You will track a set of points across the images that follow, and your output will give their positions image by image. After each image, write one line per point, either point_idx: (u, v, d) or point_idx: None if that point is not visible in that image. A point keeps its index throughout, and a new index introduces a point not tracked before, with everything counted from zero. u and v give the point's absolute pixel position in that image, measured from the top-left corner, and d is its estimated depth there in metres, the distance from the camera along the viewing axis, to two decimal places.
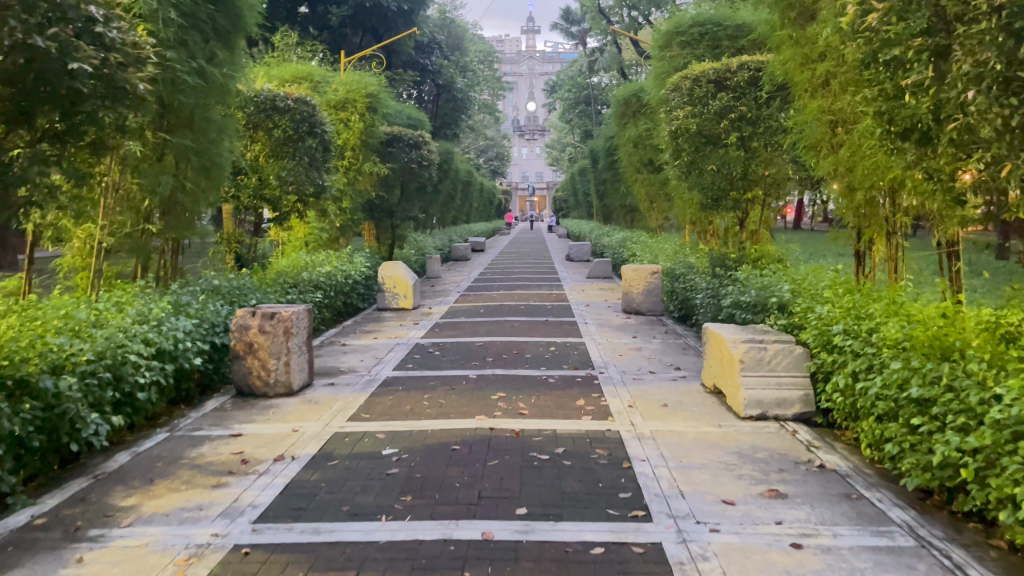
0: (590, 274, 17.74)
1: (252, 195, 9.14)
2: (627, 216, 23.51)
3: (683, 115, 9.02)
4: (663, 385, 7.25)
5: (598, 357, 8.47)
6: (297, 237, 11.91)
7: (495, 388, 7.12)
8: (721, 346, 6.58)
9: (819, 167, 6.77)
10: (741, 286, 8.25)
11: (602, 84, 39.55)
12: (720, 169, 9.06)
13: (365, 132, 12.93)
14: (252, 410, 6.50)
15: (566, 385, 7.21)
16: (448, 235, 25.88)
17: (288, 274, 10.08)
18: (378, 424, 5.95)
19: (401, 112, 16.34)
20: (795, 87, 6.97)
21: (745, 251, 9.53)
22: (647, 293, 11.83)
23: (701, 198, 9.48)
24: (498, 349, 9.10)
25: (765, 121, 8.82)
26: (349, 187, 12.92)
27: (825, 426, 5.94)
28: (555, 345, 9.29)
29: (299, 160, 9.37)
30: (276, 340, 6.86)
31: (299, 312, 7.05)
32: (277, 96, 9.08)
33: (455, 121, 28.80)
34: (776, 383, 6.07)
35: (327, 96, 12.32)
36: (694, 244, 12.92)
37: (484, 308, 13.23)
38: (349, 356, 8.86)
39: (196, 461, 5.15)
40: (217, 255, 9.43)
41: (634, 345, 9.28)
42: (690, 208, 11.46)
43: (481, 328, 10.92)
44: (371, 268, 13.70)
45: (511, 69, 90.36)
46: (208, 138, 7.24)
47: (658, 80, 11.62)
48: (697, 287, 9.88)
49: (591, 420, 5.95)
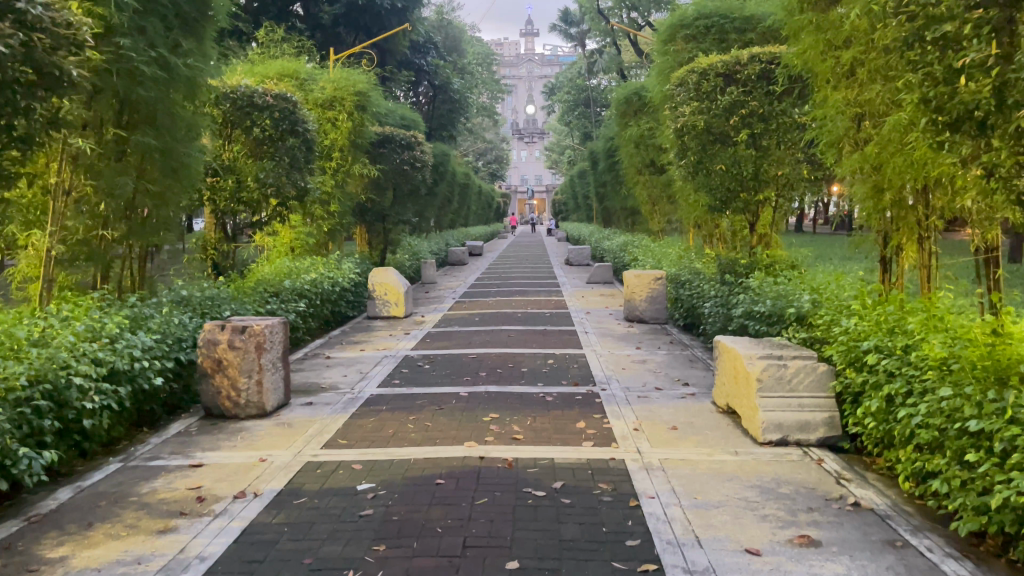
0: (590, 280, 17.16)
1: (229, 199, 8.55)
2: (628, 220, 22.91)
3: (690, 112, 8.44)
4: (670, 404, 6.65)
5: (599, 372, 7.87)
6: (283, 242, 11.32)
7: (487, 408, 6.51)
8: (735, 362, 5.99)
9: (842, 166, 6.19)
10: (754, 294, 7.64)
11: (601, 86, 39.02)
12: (730, 169, 8.47)
13: (354, 131, 12.34)
14: (220, 435, 5.88)
15: (565, 405, 6.61)
16: (445, 239, 25.30)
17: (271, 282, 9.48)
18: (355, 452, 5.34)
19: (393, 112, 15.76)
20: (815, 80, 6.41)
21: (756, 257, 8.93)
22: (651, 301, 11.24)
23: (709, 200, 8.88)
24: (493, 362, 8.50)
25: (779, 117, 8.23)
26: (338, 190, 12.33)
27: (852, 452, 5.33)
28: (554, 358, 8.68)
29: (279, 160, 8.77)
30: (248, 357, 6.27)
31: (272, 325, 6.43)
32: (255, 92, 8.49)
33: (452, 122, 28.23)
34: (797, 405, 5.47)
35: (314, 94, 11.73)
36: (700, 249, 12.31)
37: (480, 316, 12.62)
38: (332, 370, 8.25)
39: (146, 499, 4.55)
40: (193, 263, 8.84)
41: (638, 358, 8.67)
42: (696, 211, 10.85)
43: (476, 338, 10.32)
44: (361, 275, 13.10)
45: (510, 72, 89.85)
46: (175, 136, 6.66)
47: (661, 77, 11.02)
48: (704, 295, 9.28)
49: (593, 447, 5.35)
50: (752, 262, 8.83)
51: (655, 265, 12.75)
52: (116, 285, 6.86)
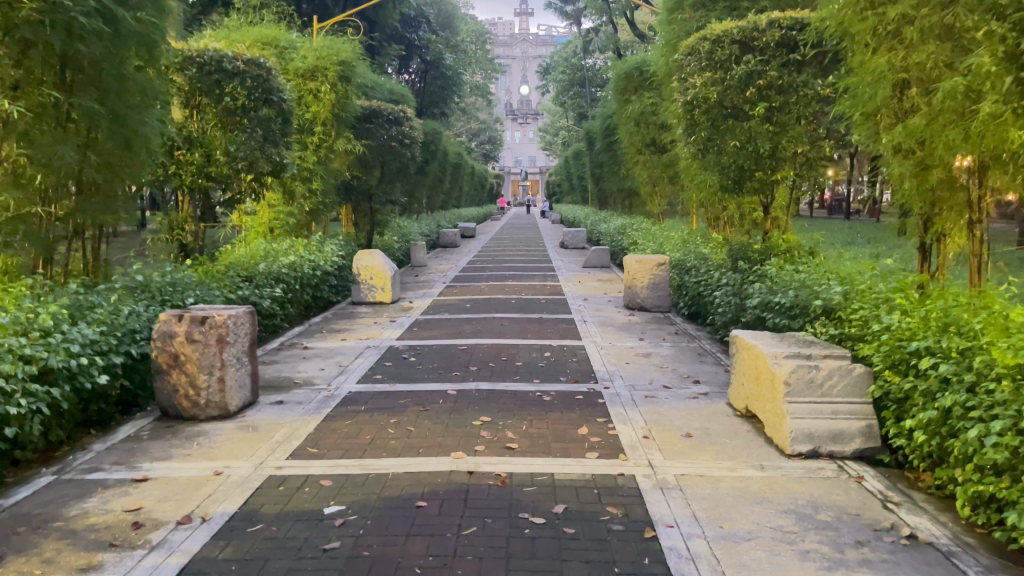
0: (587, 265, 16.48)
1: (197, 174, 7.78)
2: (624, 202, 22.16)
3: (701, 83, 7.71)
4: (681, 405, 5.98)
5: (601, 367, 7.20)
6: (262, 222, 10.67)
7: (477, 409, 5.83)
8: (759, 362, 5.31)
9: (879, 143, 5.53)
10: (771, 284, 6.96)
11: (596, 65, 38.20)
12: (744, 146, 7.74)
13: (338, 104, 11.57)
14: (174, 440, 5.19)
15: (565, 406, 5.93)
16: (436, 220, 24.55)
17: (244, 266, 8.75)
18: (325, 464, 4.65)
19: (382, 87, 14.99)
20: (850, 45, 5.71)
21: (771, 242, 8.23)
22: (653, 287, 10.57)
23: (720, 181, 8.11)
24: (485, 354, 7.81)
25: (799, 88, 7.53)
26: (321, 166, 11.58)
27: (893, 467, 4.68)
28: (551, 350, 7.99)
29: (252, 131, 8.01)
30: (208, 352, 5.57)
31: (237, 316, 5.74)
32: (225, 56, 7.71)
33: (444, 100, 27.40)
34: (830, 412, 4.81)
35: (295, 64, 10.96)
36: (704, 233, 11.62)
37: (472, 302, 11.92)
38: (309, 363, 7.55)
39: (73, 525, 3.85)
40: (158, 244, 8.09)
41: (642, 351, 7.99)
42: (704, 193, 10.14)
43: (466, 327, 9.62)
44: (346, 257, 12.37)
45: (504, 51, 88.66)
46: (127, 102, 5.95)
47: (667, 47, 10.28)
48: (714, 283, 8.61)
49: (598, 460, 4.68)
50: (766, 247, 8.13)
51: (657, 250, 12.05)
52: (62, 269, 6.15)
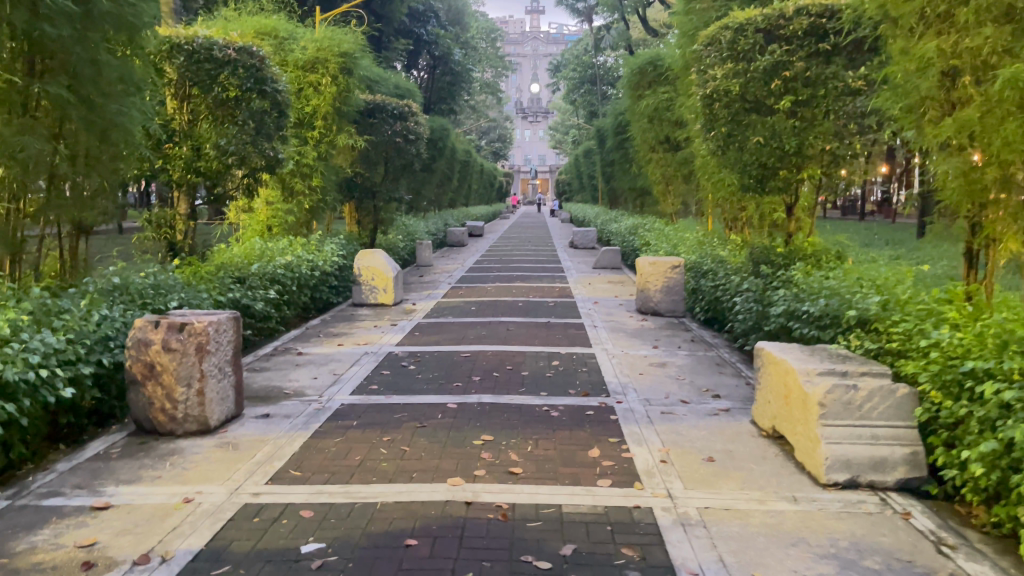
0: (597, 266, 15.99)
1: (186, 168, 7.31)
2: (636, 202, 21.65)
3: (723, 74, 7.21)
4: (701, 423, 5.50)
5: (613, 378, 6.72)
6: (259, 220, 10.53)
7: (478, 426, 5.35)
8: (789, 379, 4.81)
9: (925, 138, 5.01)
10: (798, 291, 6.46)
11: (607, 63, 37.68)
12: (768, 142, 7.23)
13: (339, 97, 11.11)
14: (147, 459, 4.73)
15: (573, 423, 5.45)
16: (443, 219, 24.08)
17: (236, 266, 8.31)
18: (308, 491, 4.18)
19: (388, 81, 14.53)
20: (890, 30, 5.22)
21: (796, 245, 7.73)
22: (667, 291, 10.07)
23: (741, 180, 7.61)
24: (489, 363, 7.33)
25: (829, 80, 7.02)
26: (322, 162, 11.13)
27: (942, 500, 4.19)
28: (559, 358, 7.51)
29: (243, 124, 7.53)
30: (185, 361, 5.11)
31: (218, 323, 5.29)
32: (215, 43, 7.24)
33: (453, 96, 26.97)
34: (870, 437, 4.32)
35: (295, 55, 10.52)
36: (722, 234, 11.11)
37: (478, 304, 11.45)
38: (301, 371, 7.10)
39: (15, 563, 3.40)
40: (144, 242, 7.66)
41: (657, 360, 7.50)
42: (723, 192, 9.63)
43: (471, 331, 9.15)
44: (347, 257, 11.92)
45: (514, 49, 88.21)
46: (103, 90, 5.56)
47: (684, 39, 9.78)
48: (734, 288, 8.12)
49: (611, 488, 4.20)
50: (790, 250, 7.62)
51: (671, 252, 11.55)
52: (33, 270, 5.77)
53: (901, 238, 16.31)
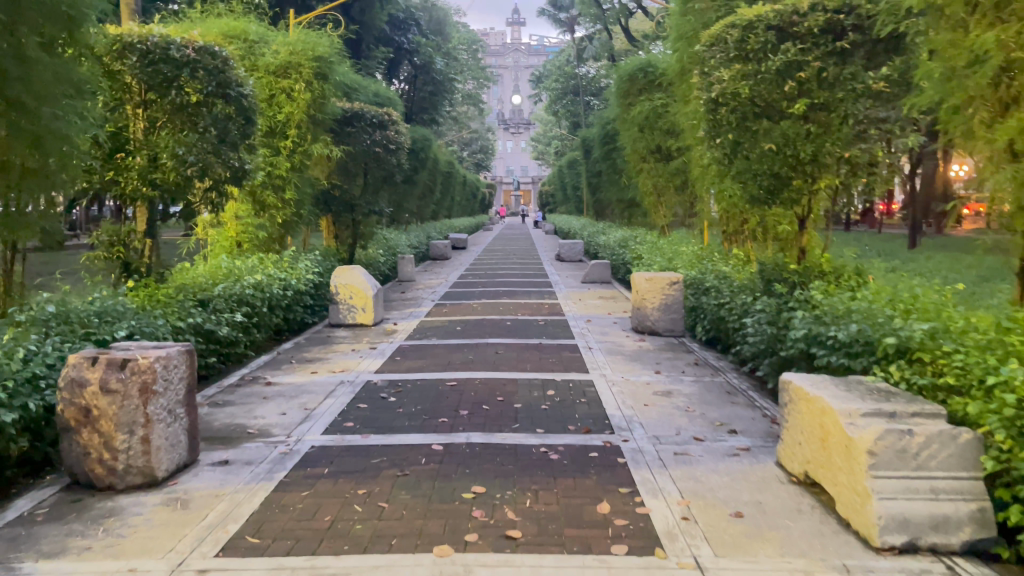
0: (586, 281, 15.39)
1: (139, 181, 6.61)
2: (623, 214, 21.10)
3: (729, 76, 6.64)
4: (720, 466, 4.85)
5: (616, 410, 6.07)
6: (227, 236, 9.73)
7: (467, 474, 4.67)
8: (827, 419, 4.19)
9: (978, 142, 4.41)
10: (819, 313, 5.84)
11: (590, 74, 37.26)
12: (781, 149, 6.64)
13: (314, 103, 10.39)
14: (79, 523, 4.01)
15: (576, 469, 4.78)
16: (426, 231, 23.39)
17: (200, 286, 7.59)
18: (266, 566, 3.48)
19: (367, 89, 13.89)
20: (931, 22, 4.63)
21: (810, 262, 7.10)
22: (665, 309, 9.45)
23: (751, 191, 7.01)
24: (477, 393, 6.65)
25: (847, 81, 6.43)
26: (296, 174, 10.44)
27: (1016, 565, 3.56)
28: (555, 387, 6.85)
29: (205, 131, 6.79)
30: (127, 405, 4.41)
31: (167, 358, 4.59)
32: (172, 42, 6.54)
33: (434, 106, 26.35)
34: (929, 491, 3.70)
35: (265, 59, 9.88)
36: (721, 248, 10.51)
37: (463, 323, 10.77)
38: (269, 405, 6.39)
39: None
40: (94, 262, 6.92)
41: (661, 388, 6.86)
42: (724, 203, 9.03)
43: (456, 355, 8.47)
44: (324, 274, 11.22)
45: (496, 60, 87.90)
46: (36, 92, 4.89)
47: (681, 42, 9.22)
48: (743, 308, 7.50)
49: (630, 558, 3.54)
50: (805, 266, 7.00)
51: (666, 267, 10.93)
52: None
53: (898, 250, 15.80)
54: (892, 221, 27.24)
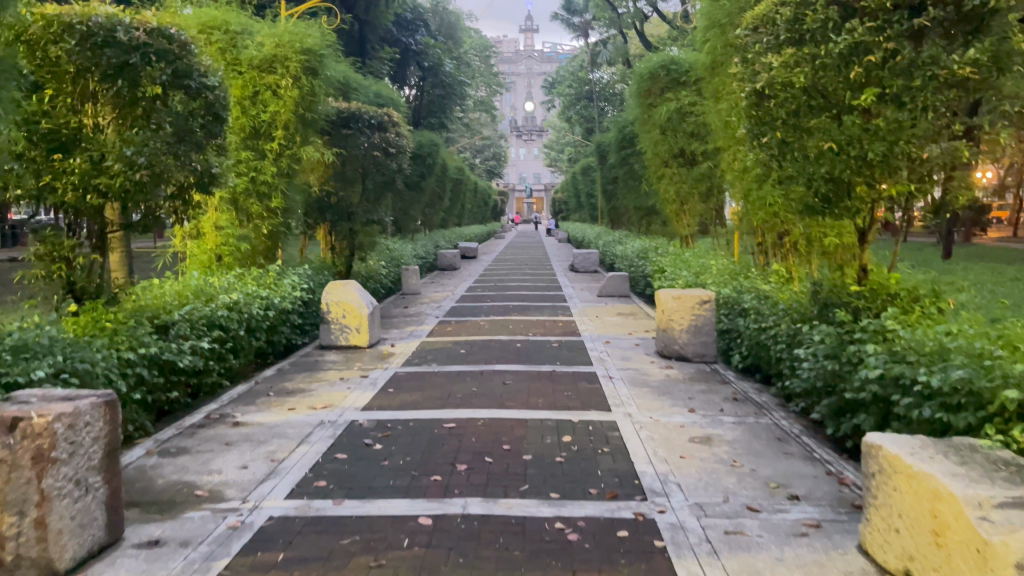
0: (602, 295, 14.34)
1: (81, 187, 5.57)
2: (641, 222, 20.02)
3: (780, 63, 5.66)
4: (786, 552, 3.77)
5: (647, 465, 5.00)
6: (206, 248, 8.90)
7: (461, 565, 3.61)
8: (942, 506, 3.12)
9: None
10: (898, 349, 4.72)
11: (604, 79, 36.24)
12: (844, 149, 5.62)
13: (304, 101, 9.38)
14: None
15: (601, 557, 3.70)
16: (434, 241, 22.38)
17: (161, 309, 6.58)
18: None
19: (367, 89, 12.89)
20: None
21: (873, 281, 6.02)
22: (695, 332, 8.36)
23: (805, 198, 5.97)
24: (480, 439, 5.58)
25: (926, 67, 5.22)
26: (284, 180, 9.40)
27: None
28: (572, 431, 5.77)
29: (158, 129, 5.78)
30: (16, 479, 3.40)
31: (76, 414, 3.56)
32: (120, 23, 5.56)
33: (443, 110, 25.29)
34: None
35: (246, 52, 8.87)
36: (757, 263, 9.43)
37: (468, 345, 9.72)
38: (230, 454, 5.34)
39: None
40: (32, 280, 5.93)
41: (699, 433, 5.77)
42: (761, 215, 7.95)
43: (457, 386, 7.38)
44: (315, 290, 10.21)
45: (509, 68, 87.02)
46: None
47: (715, 31, 8.17)
48: (793, 335, 6.42)
49: None
50: (869, 287, 5.91)
51: (694, 283, 9.82)
52: None
53: (937, 262, 14.63)
54: (919, 232, 25.99)
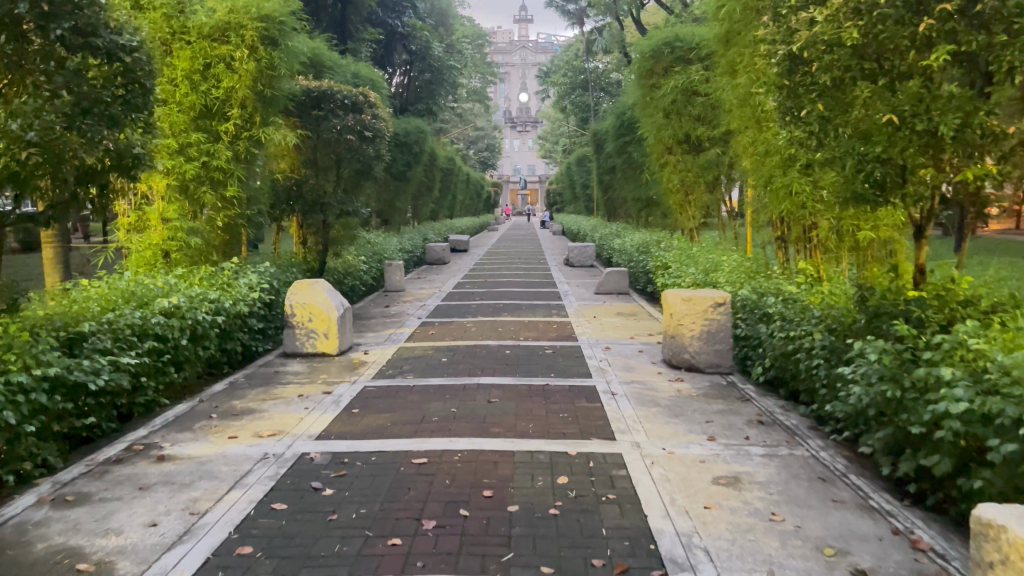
0: (599, 294, 13.24)
1: None
2: (641, 215, 18.89)
3: (826, 17, 4.62)
4: None
5: (664, 522, 3.94)
6: (151, 242, 7.85)
7: None
8: None
9: None
10: (990, 376, 3.67)
11: (600, 69, 34.95)
12: (907, 122, 4.55)
13: (262, 76, 8.29)
14: None
15: None
16: (423, 234, 21.25)
17: (78, 318, 5.52)
18: None
19: (344, 69, 11.78)
20: None
21: (935, 285, 4.94)
22: (708, 339, 7.30)
23: (854, 184, 4.95)
24: (455, 481, 4.51)
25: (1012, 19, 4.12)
26: (241, 166, 8.32)
27: None
28: (569, 470, 4.70)
29: (54, 97, 4.74)
30: None
31: None
32: None
33: (432, 96, 24.07)
34: None
35: (194, 18, 7.74)
36: (779, 260, 8.35)
37: (450, 351, 8.63)
38: (142, 503, 4.26)
39: None
40: None
41: (725, 471, 4.71)
42: (782, 206, 6.88)
43: (433, 406, 6.29)
44: (280, 289, 9.12)
45: (503, 58, 85.77)
46: None
47: None
48: (836, 349, 5.36)
49: None
50: (933, 293, 4.83)
51: (705, 283, 8.73)
52: None
53: None
54: None
